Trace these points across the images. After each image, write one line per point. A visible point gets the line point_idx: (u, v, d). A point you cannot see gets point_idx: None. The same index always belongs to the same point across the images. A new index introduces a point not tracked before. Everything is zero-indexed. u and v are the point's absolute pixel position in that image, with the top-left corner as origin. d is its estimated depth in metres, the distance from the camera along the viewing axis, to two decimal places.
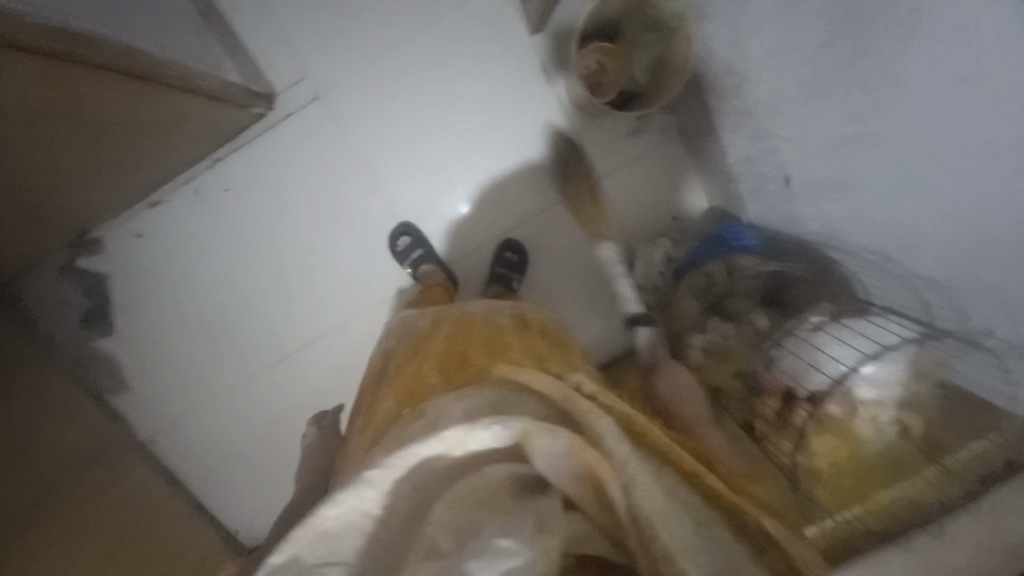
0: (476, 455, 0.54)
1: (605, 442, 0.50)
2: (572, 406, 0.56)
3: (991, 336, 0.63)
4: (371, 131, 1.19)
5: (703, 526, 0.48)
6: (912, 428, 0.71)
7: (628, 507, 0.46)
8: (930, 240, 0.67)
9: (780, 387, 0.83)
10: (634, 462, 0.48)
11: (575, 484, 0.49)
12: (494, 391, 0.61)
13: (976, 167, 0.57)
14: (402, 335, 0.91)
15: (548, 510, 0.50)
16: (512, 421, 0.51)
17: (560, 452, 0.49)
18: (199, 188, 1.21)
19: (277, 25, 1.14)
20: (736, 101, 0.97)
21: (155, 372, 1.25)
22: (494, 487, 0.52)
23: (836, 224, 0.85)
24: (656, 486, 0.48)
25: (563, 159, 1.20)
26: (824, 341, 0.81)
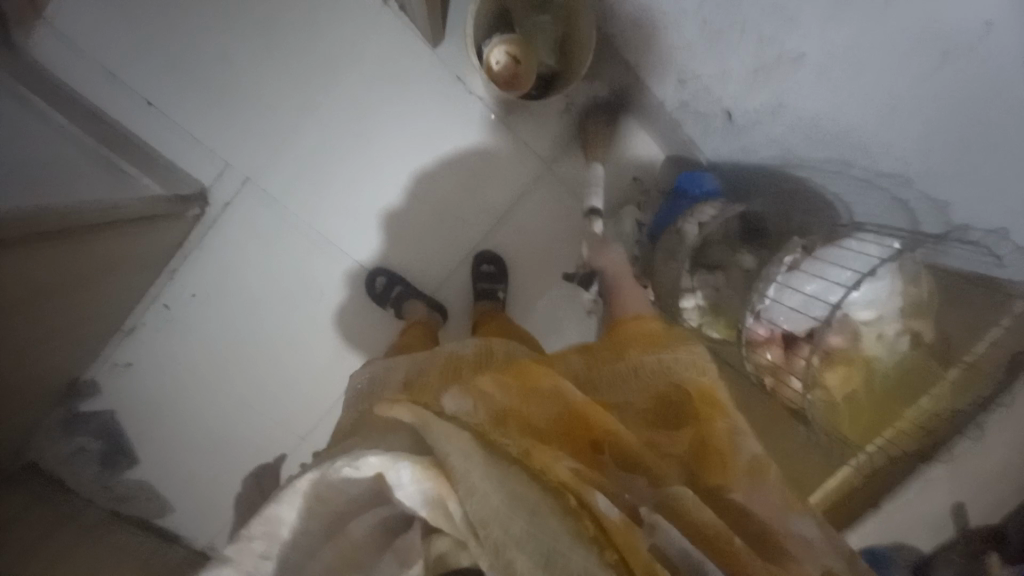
0: (339, 507, 0.53)
1: (447, 463, 0.49)
2: (426, 429, 0.53)
3: (973, 227, 0.62)
4: (312, 193, 1.18)
5: (536, 515, 0.48)
6: (924, 334, 0.67)
7: (465, 518, 0.47)
8: (882, 139, 0.65)
9: (775, 335, 0.74)
10: (476, 472, 0.49)
11: (427, 509, 0.49)
12: (379, 437, 0.58)
13: (922, 48, 0.55)
14: (365, 395, 0.80)
15: (410, 544, 0.49)
16: (365, 459, 0.50)
17: (407, 485, 0.49)
18: (168, 304, 1.21)
19: (183, 120, 1.11)
20: (655, 48, 0.93)
21: (195, 486, 1.29)
22: (356, 543, 0.51)
23: (787, 142, 0.82)
24: (493, 487, 0.48)
25: (510, 160, 1.20)
26: (802, 279, 0.71)
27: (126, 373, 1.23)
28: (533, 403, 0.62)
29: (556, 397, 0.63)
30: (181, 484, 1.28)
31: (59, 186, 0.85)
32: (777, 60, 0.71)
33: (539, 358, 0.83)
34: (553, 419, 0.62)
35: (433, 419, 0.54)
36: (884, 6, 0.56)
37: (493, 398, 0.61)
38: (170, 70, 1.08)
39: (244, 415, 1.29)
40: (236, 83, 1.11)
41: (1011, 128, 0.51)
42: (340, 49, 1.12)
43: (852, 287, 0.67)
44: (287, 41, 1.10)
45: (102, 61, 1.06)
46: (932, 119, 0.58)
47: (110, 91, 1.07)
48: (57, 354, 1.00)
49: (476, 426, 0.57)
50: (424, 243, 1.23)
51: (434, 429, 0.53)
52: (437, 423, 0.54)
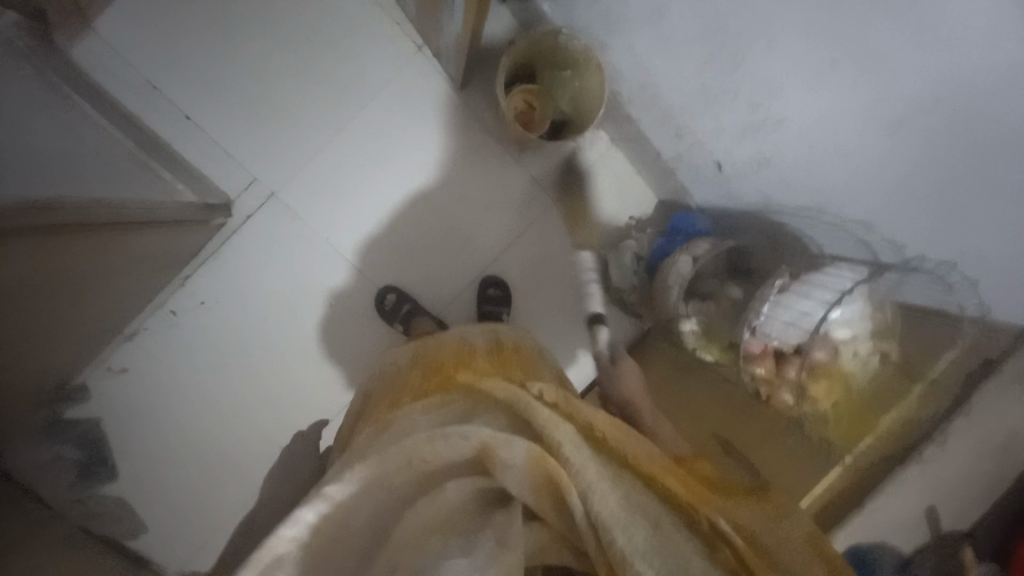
0: (438, 470, 0.63)
1: (561, 449, 0.57)
2: (531, 413, 0.62)
3: (926, 258, 0.72)
4: (333, 211, 1.25)
5: (658, 528, 0.52)
6: (890, 353, 0.78)
7: (587, 514, 0.53)
8: (850, 189, 0.78)
9: (768, 348, 0.86)
10: (594, 472, 0.55)
11: (535, 490, 0.57)
12: (469, 405, 0.69)
13: (867, 127, 0.69)
14: (381, 378, 0.89)
15: (511, 520, 0.58)
16: (474, 429, 0.60)
17: (517, 464, 0.57)
18: (174, 310, 1.22)
19: (218, 136, 1.18)
20: (656, 107, 1.08)
21: (169, 504, 1.24)
22: (452, 502, 0.61)
23: (769, 190, 0.96)
24: (610, 489, 0.54)
25: (522, 193, 1.31)
26: (792, 300, 0.84)
27: (120, 379, 1.21)
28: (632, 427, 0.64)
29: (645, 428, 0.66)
30: (159, 500, 1.23)
31: (98, 189, 0.90)
32: (761, 122, 0.86)
33: (544, 357, 0.88)
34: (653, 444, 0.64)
35: (536, 404, 0.63)
36: (840, 90, 0.69)
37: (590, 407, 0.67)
38: (212, 91, 1.17)
39: (237, 429, 1.26)
40: (274, 107, 1.20)
41: (937, 188, 0.66)
42: (375, 86, 1.24)
43: (833, 305, 0.80)
44: (326, 76, 1.21)
45: (148, 76, 1.13)
46: (882, 177, 0.72)
47: (152, 103, 1.14)
48: (50, 349, 0.98)
49: (581, 428, 0.62)
50: (436, 265, 1.30)
51: (544, 420, 0.61)
52: (547, 415, 0.61)
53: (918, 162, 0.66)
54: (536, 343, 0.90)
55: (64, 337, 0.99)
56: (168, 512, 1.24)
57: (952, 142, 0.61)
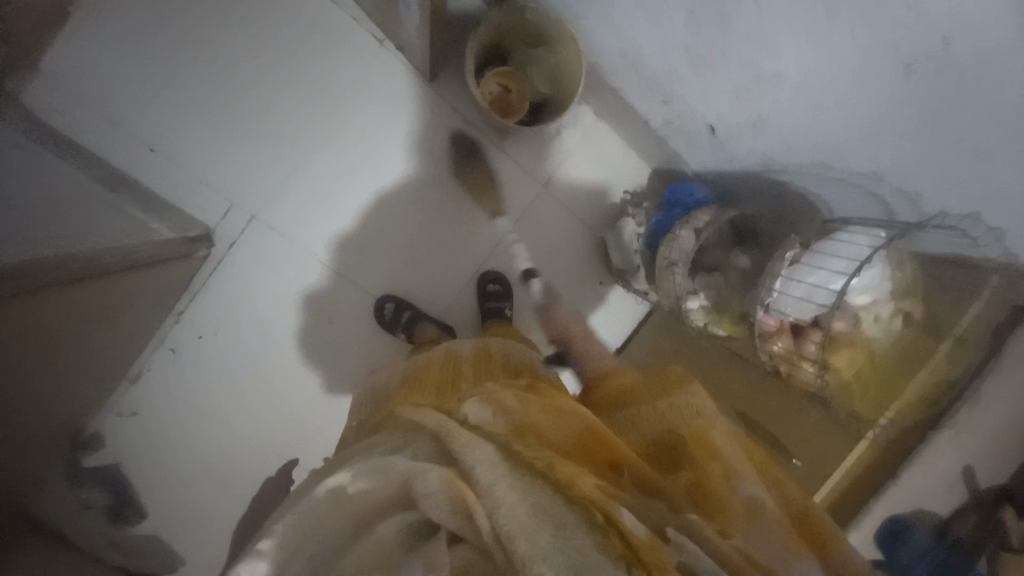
0: (368, 512, 0.55)
1: (473, 472, 0.50)
2: (449, 438, 0.55)
3: (948, 212, 0.69)
4: (318, 227, 1.21)
5: (565, 530, 0.44)
6: (914, 314, 0.73)
7: (494, 529, 0.46)
8: (859, 142, 0.73)
9: (784, 325, 0.80)
10: (501, 483, 0.48)
11: (451, 517, 0.49)
12: (401, 437, 0.61)
13: (875, 76, 0.64)
14: (373, 402, 0.85)
15: (436, 551, 0.50)
16: (394, 462, 0.54)
17: (433, 491, 0.50)
18: (174, 347, 1.20)
19: (187, 164, 1.13)
20: (639, 73, 1.02)
21: (202, 537, 1.24)
22: (386, 543, 0.54)
23: (770, 150, 0.90)
24: (520, 499, 0.47)
25: (511, 183, 1.26)
26: (804, 272, 0.78)
27: (132, 423, 1.20)
28: (551, 419, 0.61)
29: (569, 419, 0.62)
30: (191, 535, 1.24)
31: (81, 234, 0.86)
32: (754, 80, 0.80)
33: (542, 362, 0.85)
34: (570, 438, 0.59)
35: (459, 428, 0.55)
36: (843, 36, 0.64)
37: (511, 411, 0.61)
38: (174, 119, 1.11)
39: (258, 456, 1.26)
40: (240, 125, 1.15)
41: (960, 128, 0.61)
42: (341, 91, 1.18)
43: (852, 273, 0.73)
44: (291, 85, 1.16)
45: (104, 111, 1.07)
46: (893, 127, 0.68)
47: (112, 138, 1.08)
48: (58, 404, 0.96)
49: (500, 437, 0.55)
50: (431, 267, 1.27)
51: (457, 436, 0.54)
52: (463, 433, 0.54)
53: (935, 104, 0.61)
54: (528, 349, 0.87)
55: (69, 391, 0.97)
56: (202, 545, 1.24)
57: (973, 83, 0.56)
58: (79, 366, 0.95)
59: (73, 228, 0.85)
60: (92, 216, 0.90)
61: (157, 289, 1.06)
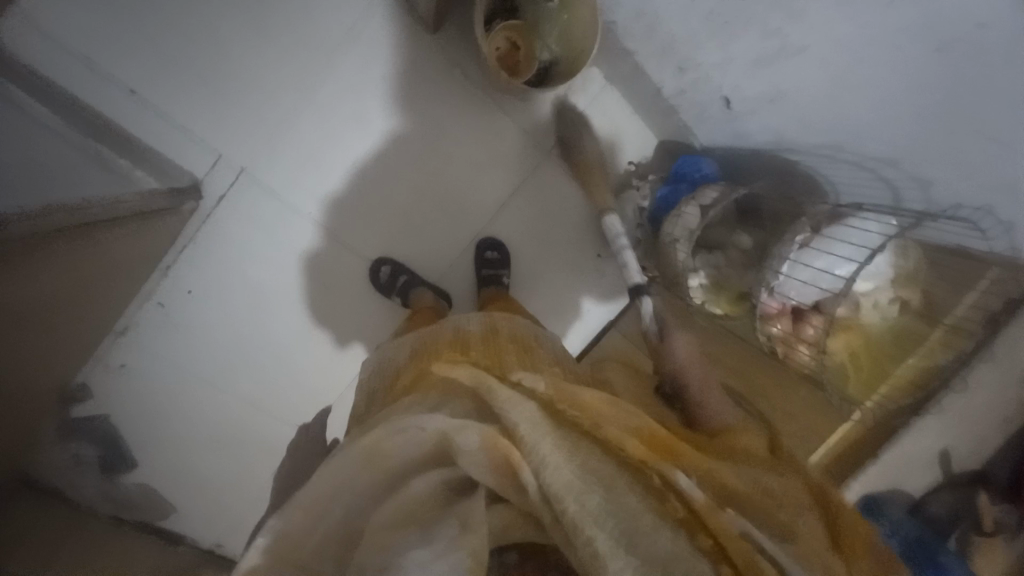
0: (403, 469, 0.58)
1: (518, 432, 0.53)
2: (491, 395, 0.59)
3: (961, 207, 0.68)
4: (310, 185, 1.17)
5: (612, 491, 0.50)
6: (911, 301, 0.74)
7: (541, 487, 0.50)
8: (874, 125, 0.72)
9: (785, 308, 0.81)
10: (546, 442, 0.52)
11: (494, 477, 0.52)
12: (437, 397, 0.64)
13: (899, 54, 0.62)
14: (381, 374, 0.85)
15: (473, 508, 0.52)
16: (428, 421, 0.56)
17: (472, 448, 0.53)
18: (163, 302, 1.17)
19: (173, 110, 1.06)
20: (656, 36, 0.97)
21: (201, 490, 1.27)
22: (419, 500, 0.55)
23: (783, 129, 0.88)
24: (565, 460, 0.51)
25: (516, 148, 1.23)
26: (810, 257, 0.78)
27: (121, 378, 1.18)
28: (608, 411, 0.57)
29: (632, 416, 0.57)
30: (185, 488, 1.25)
31: (65, 184, 0.81)
32: (778, 52, 0.77)
33: (544, 335, 0.84)
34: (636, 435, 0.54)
35: (499, 386, 0.60)
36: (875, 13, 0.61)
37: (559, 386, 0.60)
38: (153, 58, 1.03)
39: (253, 413, 1.28)
40: (228, 69, 1.07)
41: (982, 118, 0.60)
42: (336, 37, 1.10)
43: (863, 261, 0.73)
44: (283, 28, 1.07)
45: (74, 46, 0.98)
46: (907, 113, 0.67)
47: (85, 77, 1.00)
48: (49, 357, 0.94)
49: (540, 399, 0.59)
50: (429, 233, 1.24)
51: (502, 395, 0.58)
52: (505, 393, 0.58)
53: (967, 87, 0.59)
54: (530, 322, 0.86)
55: (60, 346, 0.95)
56: (196, 498, 1.26)
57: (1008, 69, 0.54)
58: (70, 322, 0.93)
59: (60, 180, 0.80)
60: (70, 164, 0.84)
61: (143, 245, 1.01)
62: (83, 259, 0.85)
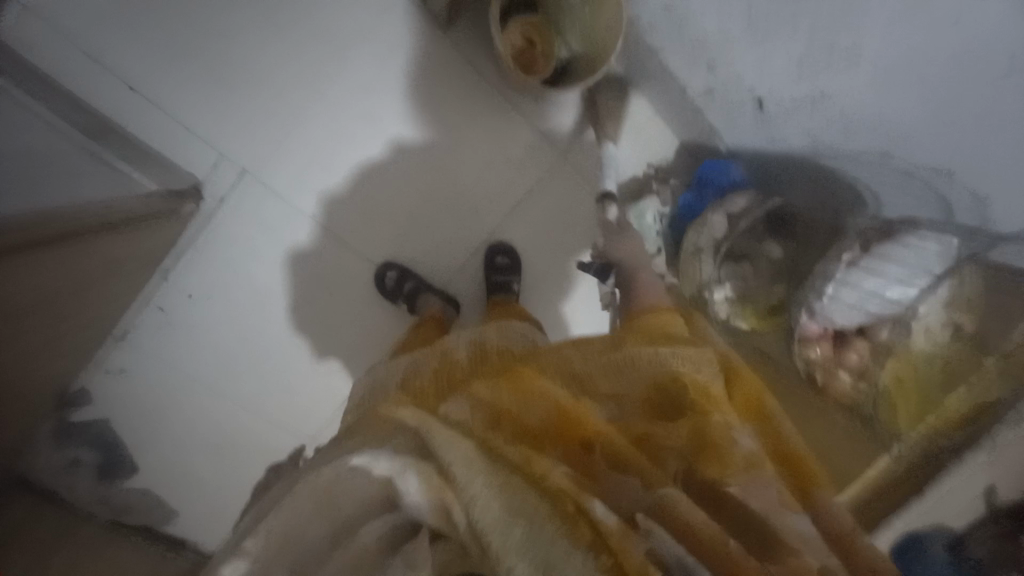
0: (349, 519, 0.51)
1: (449, 469, 0.49)
2: (426, 433, 0.53)
3: None
4: (312, 185, 1.12)
5: (535, 522, 0.46)
6: (964, 327, 0.69)
7: (468, 525, 0.47)
8: (934, 130, 0.65)
9: (828, 331, 0.81)
10: (477, 479, 0.48)
11: (432, 516, 0.48)
12: (381, 438, 0.55)
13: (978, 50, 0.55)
14: (362, 400, 0.78)
15: (417, 549, 0.48)
16: (376, 463, 0.52)
17: (413, 491, 0.49)
18: (163, 307, 1.13)
19: (172, 104, 1.01)
20: (687, 31, 0.91)
21: (199, 494, 1.23)
22: (368, 552, 0.49)
23: (823, 133, 0.82)
24: (495, 493, 0.47)
25: (530, 148, 1.17)
26: (860, 278, 0.77)
27: (120, 382, 1.15)
28: (521, 404, 0.59)
29: (547, 396, 0.60)
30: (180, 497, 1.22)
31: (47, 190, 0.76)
32: (823, 50, 0.70)
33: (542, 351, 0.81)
34: (548, 419, 0.58)
35: (437, 422, 0.54)
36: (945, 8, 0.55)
37: (487, 402, 0.60)
38: (152, 50, 0.98)
39: (251, 422, 1.24)
40: (228, 61, 1.01)
41: None
42: (344, 31, 1.05)
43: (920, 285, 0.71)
44: (289, 22, 1.02)
45: (69, 33, 0.93)
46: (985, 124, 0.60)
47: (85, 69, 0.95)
48: (42, 361, 0.90)
49: (474, 433, 0.55)
50: (435, 236, 1.19)
51: (437, 433, 0.52)
52: (439, 431, 0.53)
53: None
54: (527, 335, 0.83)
55: (53, 350, 0.92)
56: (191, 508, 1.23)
57: None
58: (63, 326, 0.89)
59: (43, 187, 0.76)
60: (59, 164, 0.79)
61: (142, 246, 0.96)
62: (68, 266, 0.80)
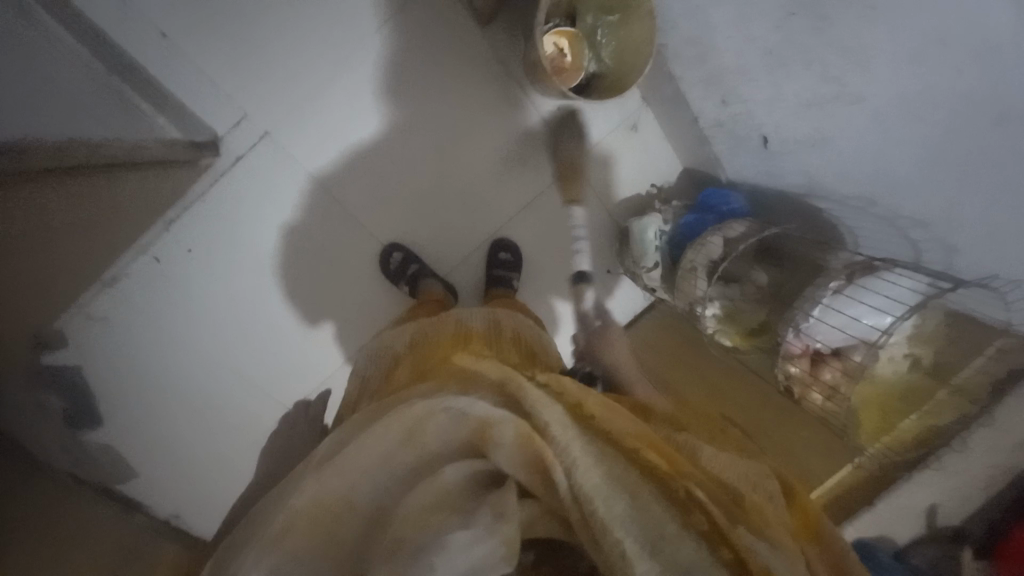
0: (437, 455, 0.58)
1: (548, 429, 0.54)
2: (522, 397, 0.59)
3: (998, 278, 0.66)
4: (330, 155, 1.14)
5: (638, 498, 0.48)
6: (923, 359, 0.76)
7: (570, 486, 0.50)
8: (912, 183, 0.72)
9: (809, 349, 0.86)
10: (577, 445, 0.52)
11: (524, 472, 0.53)
12: (461, 385, 0.65)
13: (943, 116, 0.62)
14: (376, 360, 0.86)
15: (504, 499, 0.52)
16: (475, 407, 0.58)
17: (508, 443, 0.54)
18: (158, 257, 1.12)
19: (200, 58, 1.03)
20: (707, 63, 0.98)
21: (166, 450, 1.20)
22: (450, 491, 0.55)
23: (818, 175, 0.90)
24: (597, 467, 0.50)
25: (545, 151, 1.23)
26: (843, 303, 0.83)
27: (96, 330, 1.12)
28: (610, 410, 0.58)
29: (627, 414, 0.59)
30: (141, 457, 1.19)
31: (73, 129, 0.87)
32: (828, 98, 0.77)
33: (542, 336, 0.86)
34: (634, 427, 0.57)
35: (528, 386, 0.60)
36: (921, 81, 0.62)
37: (568, 392, 0.62)
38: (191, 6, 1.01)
39: (230, 385, 1.22)
40: (263, 27, 1.05)
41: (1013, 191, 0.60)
42: (382, 13, 1.10)
43: (897, 316, 0.77)
44: (323, 16, 1.08)
45: None
46: (959, 191, 0.66)
47: (119, 16, 0.97)
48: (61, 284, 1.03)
49: (566, 407, 0.58)
50: (445, 223, 1.22)
51: (530, 395, 0.58)
52: (533, 393, 0.58)
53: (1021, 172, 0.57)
54: (529, 324, 0.87)
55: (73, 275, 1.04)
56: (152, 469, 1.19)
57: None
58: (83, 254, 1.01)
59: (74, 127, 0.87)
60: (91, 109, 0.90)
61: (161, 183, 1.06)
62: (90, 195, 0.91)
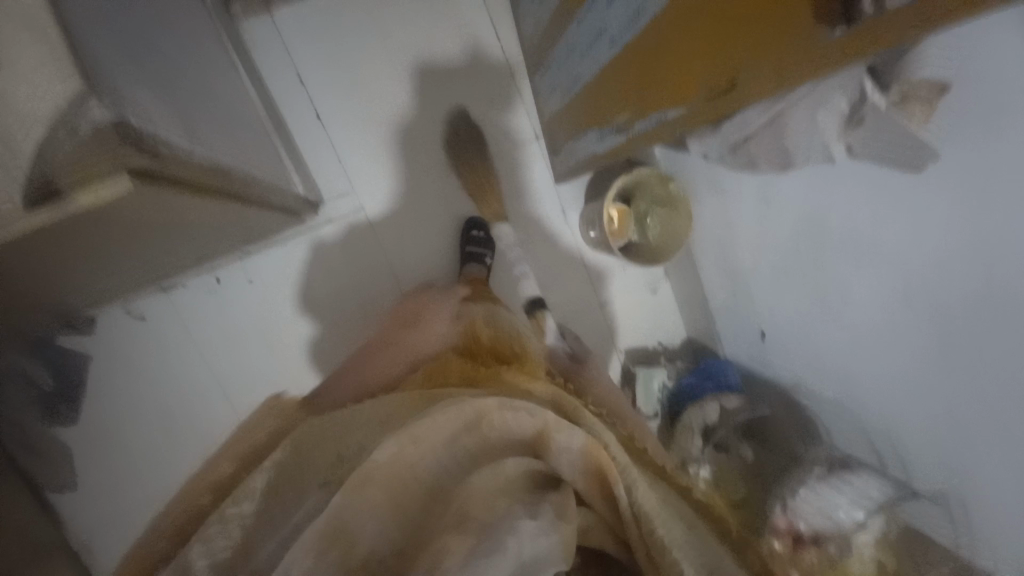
0: (495, 444, 0.63)
1: (610, 450, 0.64)
2: (581, 422, 0.71)
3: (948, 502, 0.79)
4: (403, 240, 1.33)
5: (689, 526, 0.60)
6: (885, 562, 0.86)
7: (631, 505, 0.58)
8: (877, 404, 0.89)
9: (791, 528, 0.94)
10: (634, 471, 0.62)
11: (584, 478, 0.60)
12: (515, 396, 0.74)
13: (902, 365, 0.80)
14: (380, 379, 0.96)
15: (564, 503, 0.58)
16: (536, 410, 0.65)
17: (575, 448, 0.61)
18: (219, 281, 1.24)
19: (337, 140, 1.29)
20: (725, 263, 1.22)
21: (126, 465, 1.20)
22: (508, 479, 0.61)
23: (801, 372, 1.08)
24: (650, 491, 0.61)
25: (578, 288, 1.43)
26: (825, 490, 0.93)
27: (130, 326, 1.19)
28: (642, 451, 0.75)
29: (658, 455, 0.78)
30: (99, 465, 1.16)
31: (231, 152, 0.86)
32: (813, 316, 0.98)
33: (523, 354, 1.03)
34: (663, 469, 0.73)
35: (585, 415, 0.73)
36: (884, 335, 0.82)
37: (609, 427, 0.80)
38: (347, 105, 1.28)
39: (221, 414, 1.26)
40: (393, 132, 1.31)
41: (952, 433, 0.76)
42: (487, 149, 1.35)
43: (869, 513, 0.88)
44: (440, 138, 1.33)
45: (301, 72, 1.26)
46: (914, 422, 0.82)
47: (294, 100, 1.26)
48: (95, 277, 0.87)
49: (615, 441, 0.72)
50: None
51: (587, 420, 0.71)
52: (586, 419, 0.71)
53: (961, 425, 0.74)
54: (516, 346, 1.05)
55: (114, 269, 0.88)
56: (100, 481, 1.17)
57: (970, 407, 0.71)
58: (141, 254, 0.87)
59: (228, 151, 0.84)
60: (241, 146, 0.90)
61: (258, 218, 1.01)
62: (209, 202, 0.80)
